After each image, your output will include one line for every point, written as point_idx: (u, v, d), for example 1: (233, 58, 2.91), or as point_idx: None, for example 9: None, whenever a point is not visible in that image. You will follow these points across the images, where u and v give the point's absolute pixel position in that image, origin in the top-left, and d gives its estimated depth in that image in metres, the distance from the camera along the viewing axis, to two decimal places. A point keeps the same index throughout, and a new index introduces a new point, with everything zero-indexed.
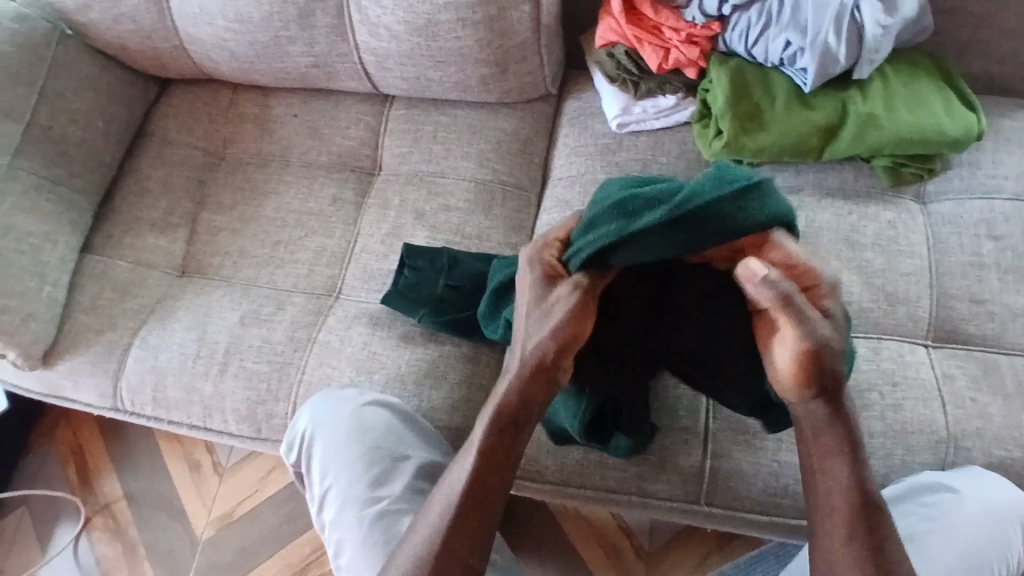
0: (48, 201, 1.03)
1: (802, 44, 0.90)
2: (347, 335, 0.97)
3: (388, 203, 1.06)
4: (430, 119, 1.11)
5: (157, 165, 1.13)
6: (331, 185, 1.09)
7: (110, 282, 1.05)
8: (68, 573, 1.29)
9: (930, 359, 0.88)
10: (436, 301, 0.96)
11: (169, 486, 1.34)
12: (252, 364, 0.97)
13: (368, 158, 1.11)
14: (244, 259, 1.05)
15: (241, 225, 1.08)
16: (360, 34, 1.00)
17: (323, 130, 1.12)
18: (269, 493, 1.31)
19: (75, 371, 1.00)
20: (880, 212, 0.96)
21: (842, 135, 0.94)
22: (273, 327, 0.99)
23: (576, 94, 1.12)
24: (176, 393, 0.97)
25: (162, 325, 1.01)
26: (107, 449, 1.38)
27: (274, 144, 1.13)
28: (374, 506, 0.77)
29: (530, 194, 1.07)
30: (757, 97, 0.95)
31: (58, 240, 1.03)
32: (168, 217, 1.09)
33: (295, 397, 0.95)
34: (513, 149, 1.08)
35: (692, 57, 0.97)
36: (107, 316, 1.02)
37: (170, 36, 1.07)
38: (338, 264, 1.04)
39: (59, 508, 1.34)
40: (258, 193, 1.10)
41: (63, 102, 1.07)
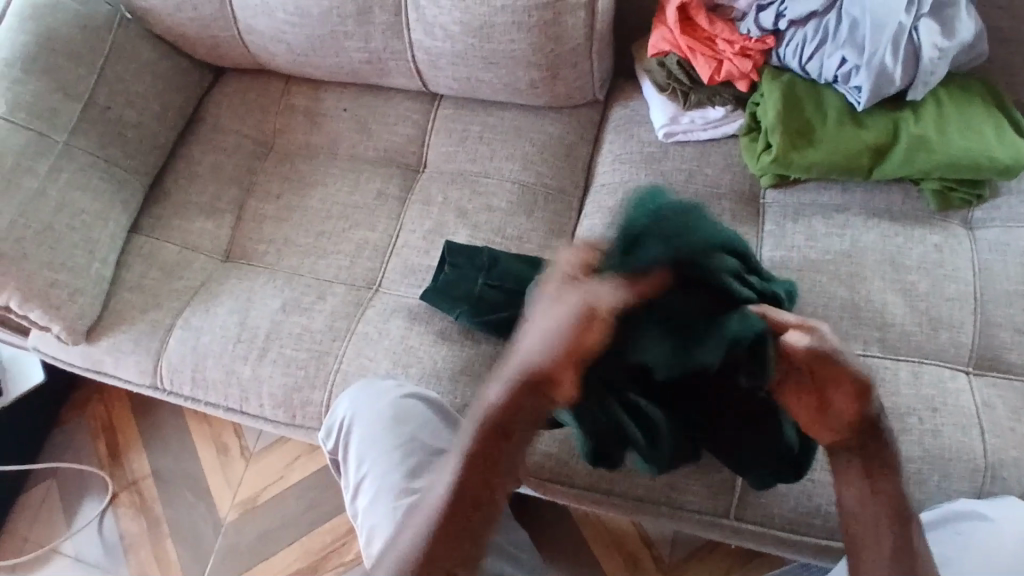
0: (101, 179, 1.06)
1: (859, 62, 0.89)
2: (385, 327, 0.98)
3: (432, 200, 1.07)
4: (477, 119, 1.12)
5: (207, 151, 1.16)
6: (376, 180, 1.10)
7: (156, 262, 1.07)
8: (92, 546, 1.31)
9: (971, 386, 0.87)
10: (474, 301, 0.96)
11: (196, 468, 1.36)
12: (290, 350, 0.98)
13: (414, 155, 1.12)
14: (288, 247, 1.07)
15: (286, 214, 1.09)
16: (415, 32, 1.02)
17: (372, 125, 1.14)
18: (293, 481, 1.32)
19: (118, 347, 1.02)
20: (926, 235, 0.95)
21: (892, 156, 0.93)
22: (313, 316, 1.00)
23: (623, 102, 1.12)
24: (215, 375, 0.99)
25: (205, 307, 1.03)
26: (137, 426, 1.41)
27: (322, 136, 1.15)
28: (407, 496, 0.79)
29: (572, 199, 1.08)
30: (808, 114, 0.95)
31: (108, 219, 1.05)
32: (215, 202, 1.12)
33: (331, 386, 0.96)
34: (558, 153, 1.09)
35: (745, 70, 0.97)
36: (152, 295, 1.04)
37: (228, 26, 1.10)
38: (380, 257, 1.05)
39: (88, 482, 1.37)
40: (304, 184, 1.11)
41: (121, 85, 1.10)
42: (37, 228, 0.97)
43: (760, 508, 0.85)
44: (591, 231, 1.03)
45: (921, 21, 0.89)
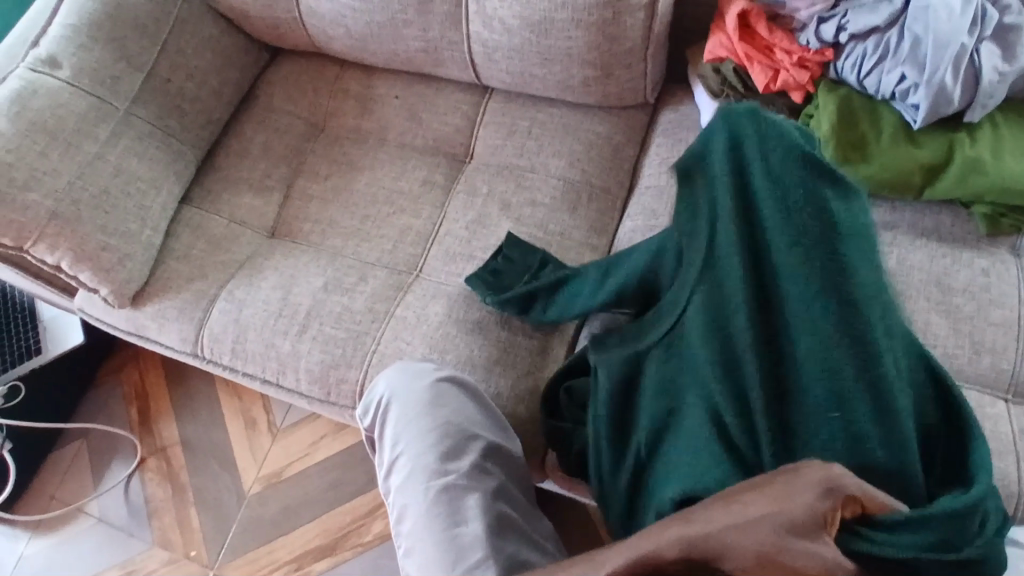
0: (157, 149, 1.08)
1: (917, 80, 0.89)
2: (424, 312, 1.00)
3: (477, 191, 1.09)
4: (526, 115, 1.13)
5: (259, 129, 1.18)
6: (423, 167, 1.11)
7: (203, 234, 1.09)
8: (118, 508, 1.34)
9: (1010, 414, 0.86)
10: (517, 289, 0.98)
11: (223, 439, 1.38)
12: (330, 329, 1.00)
13: (461, 146, 1.14)
14: (332, 228, 1.09)
15: (332, 195, 1.11)
16: (474, 24, 1.03)
17: (422, 114, 1.15)
18: (317, 459, 1.34)
19: (162, 314, 1.05)
20: (973, 258, 0.94)
21: (945, 176, 0.93)
22: (354, 296, 1.02)
23: (673, 107, 1.12)
24: (255, 347, 1.01)
25: (249, 280, 1.05)
26: (169, 394, 1.44)
27: (373, 122, 1.17)
28: (440, 477, 0.80)
29: (616, 199, 1.08)
30: (863, 128, 0.94)
31: (161, 188, 1.08)
32: (264, 179, 1.14)
33: (367, 366, 0.97)
34: (605, 153, 1.09)
35: (801, 80, 0.96)
36: (198, 265, 1.07)
37: (290, 8, 1.12)
38: (422, 244, 1.06)
39: (118, 445, 1.40)
40: (352, 167, 1.13)
41: (182, 58, 1.12)
42: (94, 191, 1.00)
43: None
44: (634, 232, 1.03)
45: (983, 43, 0.88)
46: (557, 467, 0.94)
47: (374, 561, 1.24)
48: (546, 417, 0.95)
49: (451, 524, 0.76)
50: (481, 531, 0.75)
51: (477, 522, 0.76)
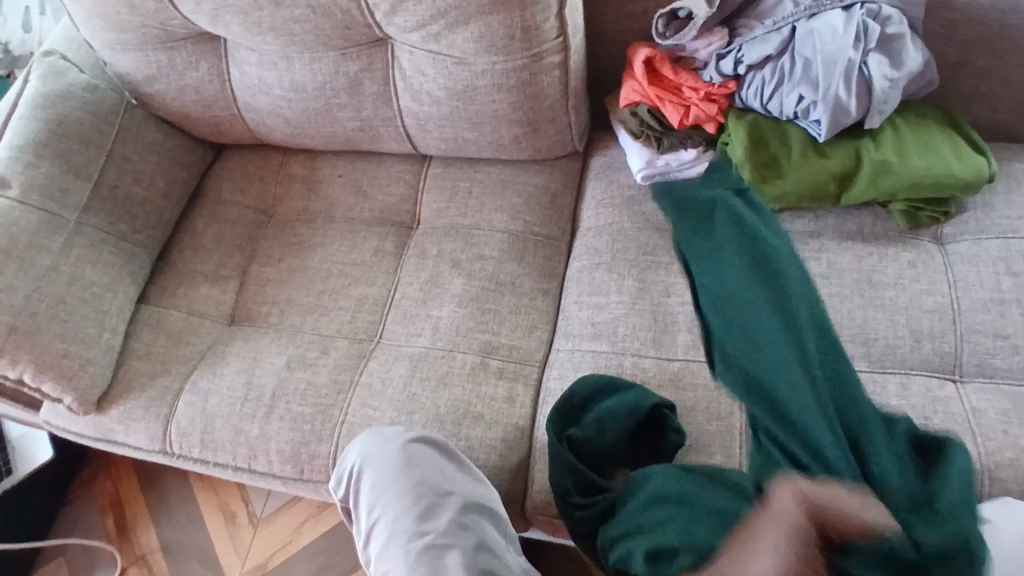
0: (111, 254, 1.11)
1: (814, 98, 0.96)
2: (388, 376, 1.01)
3: (427, 253, 1.12)
4: (466, 176, 1.18)
5: (210, 223, 1.22)
6: (373, 238, 1.15)
7: (164, 330, 1.11)
8: None
9: (959, 393, 0.90)
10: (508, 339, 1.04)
11: (205, 537, 1.36)
12: (297, 406, 1.01)
13: (407, 213, 1.18)
14: (291, 307, 1.11)
15: (288, 276, 1.14)
16: (404, 99, 1.09)
17: (366, 187, 1.20)
18: (303, 543, 1.32)
19: (128, 415, 1.05)
20: (898, 253, 1.00)
21: (857, 180, 0.99)
22: (318, 371, 1.03)
23: (602, 151, 1.19)
24: (224, 435, 1.01)
25: (212, 369, 1.06)
26: (145, 500, 1.41)
27: (320, 201, 1.21)
28: (419, 538, 0.80)
29: (561, 244, 1.13)
30: (773, 147, 1.01)
31: (118, 291, 1.10)
32: (220, 270, 1.17)
33: (338, 437, 0.98)
34: (544, 202, 1.15)
35: (711, 113, 1.05)
36: (161, 361, 1.08)
37: (229, 105, 1.17)
38: (379, 311, 1.09)
39: (96, 559, 1.36)
40: (305, 247, 1.17)
41: (129, 164, 1.17)
42: (51, 302, 1.02)
43: None
44: (581, 272, 1.07)
45: (870, 55, 0.95)
46: (538, 512, 0.95)
47: None
48: (520, 462, 0.96)
49: None
50: None
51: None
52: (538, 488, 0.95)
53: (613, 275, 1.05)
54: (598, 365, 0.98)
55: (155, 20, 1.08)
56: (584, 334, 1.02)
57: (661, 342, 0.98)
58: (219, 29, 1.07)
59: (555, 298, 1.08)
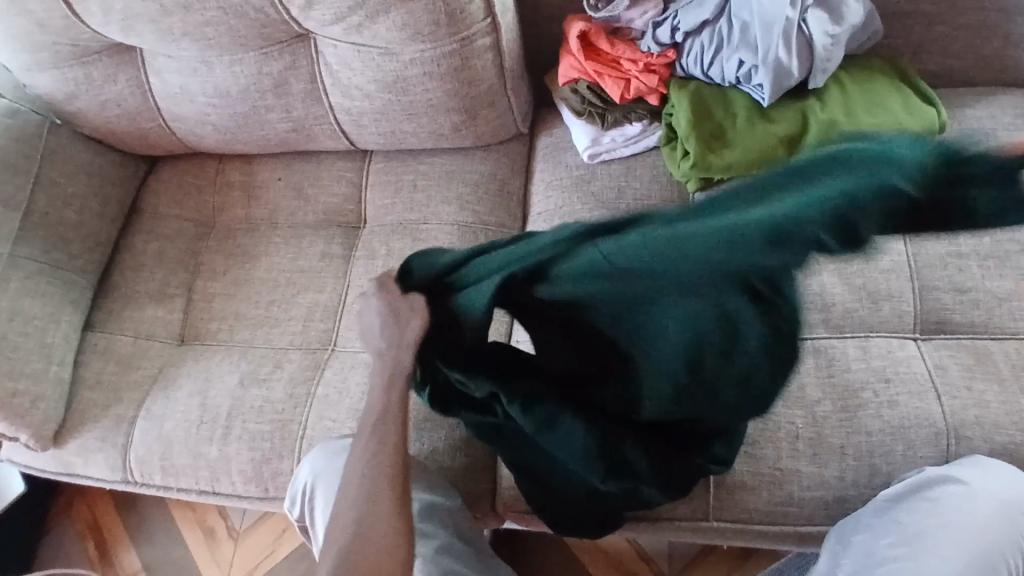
0: (49, 284, 1.07)
1: (755, 61, 0.94)
2: (345, 385, 0.99)
3: (376, 253, 1.09)
4: (409, 169, 1.15)
5: (151, 240, 1.17)
6: (319, 242, 1.12)
7: (114, 357, 1.08)
8: None
9: (920, 352, 0.90)
10: None
11: (186, 554, 1.35)
12: (255, 424, 0.98)
13: (353, 213, 1.15)
14: (241, 320, 1.08)
15: (235, 289, 1.11)
16: (334, 95, 1.05)
17: (307, 189, 1.16)
18: (286, 551, 1.31)
19: (85, 448, 1.02)
20: None
21: (806, 143, 0.97)
22: (273, 386, 1.01)
23: (548, 131, 1.15)
24: (184, 460, 0.99)
25: (166, 393, 1.03)
26: (123, 522, 1.39)
27: (262, 207, 1.17)
28: None
29: (514, 230, 1.10)
30: (719, 117, 0.98)
31: (60, 321, 1.06)
32: (165, 288, 1.13)
33: (299, 452, 0.96)
34: (492, 189, 1.11)
35: (652, 84, 1.01)
36: (113, 390, 1.05)
37: (154, 116, 1.13)
38: (332, 317, 1.06)
39: None
40: (249, 257, 1.13)
41: (57, 187, 1.11)
42: None
43: (736, 506, 0.86)
44: None
45: (808, 12, 0.92)
46: (508, 508, 0.93)
47: None
48: (485, 460, 0.94)
49: None
50: None
51: None
52: (508, 484, 0.93)
53: None
54: None
55: (64, 36, 1.03)
56: None
57: None
58: (131, 39, 1.02)
59: None
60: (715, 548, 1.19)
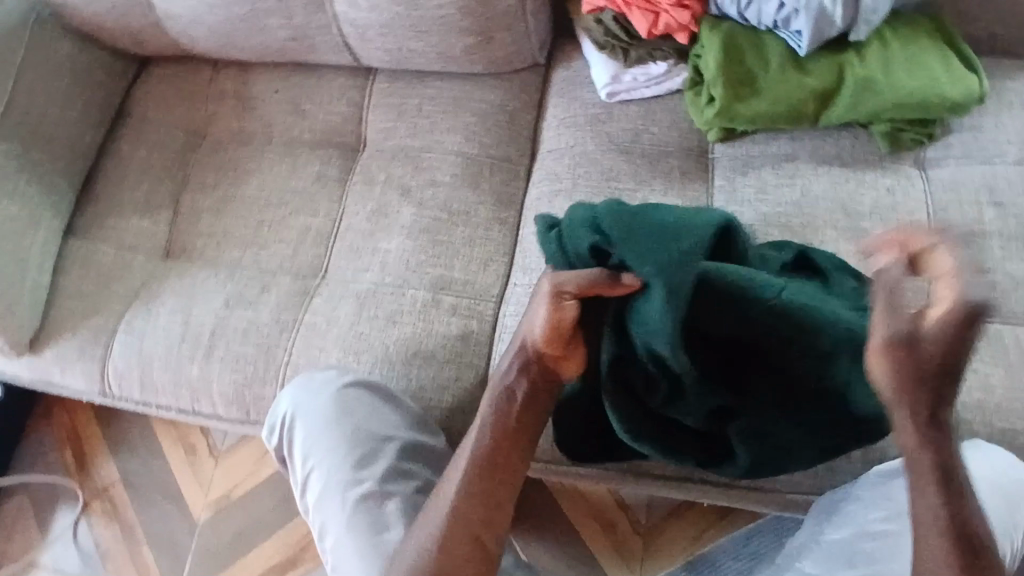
0: (29, 183, 1.01)
1: (796, 6, 0.88)
2: (334, 314, 0.96)
3: (374, 179, 1.04)
4: (415, 92, 1.08)
5: (138, 147, 1.11)
6: (315, 163, 1.06)
7: (95, 267, 1.04)
8: (67, 556, 1.30)
9: None
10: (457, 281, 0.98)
11: (166, 468, 1.34)
12: (238, 346, 0.95)
13: (352, 134, 1.08)
14: (230, 240, 1.03)
15: (224, 205, 1.06)
16: (339, 4, 0.98)
17: (305, 105, 1.10)
18: (267, 474, 1.31)
19: (63, 356, 0.99)
20: (878, 179, 0.93)
21: (838, 100, 0.91)
22: (259, 309, 0.97)
23: (565, 63, 1.08)
24: (163, 378, 0.96)
25: (147, 308, 1.00)
26: (103, 432, 1.38)
27: (256, 121, 1.10)
28: (357, 488, 0.77)
29: (520, 167, 1.05)
30: (750, 63, 0.92)
31: (39, 225, 1.01)
32: (150, 198, 1.08)
33: (282, 379, 0.94)
34: (501, 122, 1.05)
35: (683, 21, 0.95)
36: (93, 300, 1.01)
37: (145, 12, 1.05)
38: (324, 243, 1.02)
39: (58, 492, 1.35)
40: (241, 172, 1.07)
41: (40, 82, 1.05)
42: None
43: None
44: (539, 201, 1.00)
45: None
46: None
47: None
48: (474, 402, 0.92)
49: (375, 534, 0.74)
50: (405, 537, 0.74)
51: (400, 528, 0.75)
52: None
53: (574, 205, 0.98)
54: None
55: None
56: (542, 269, 0.96)
57: None
58: None
59: (512, 228, 1.02)
60: (694, 505, 1.19)
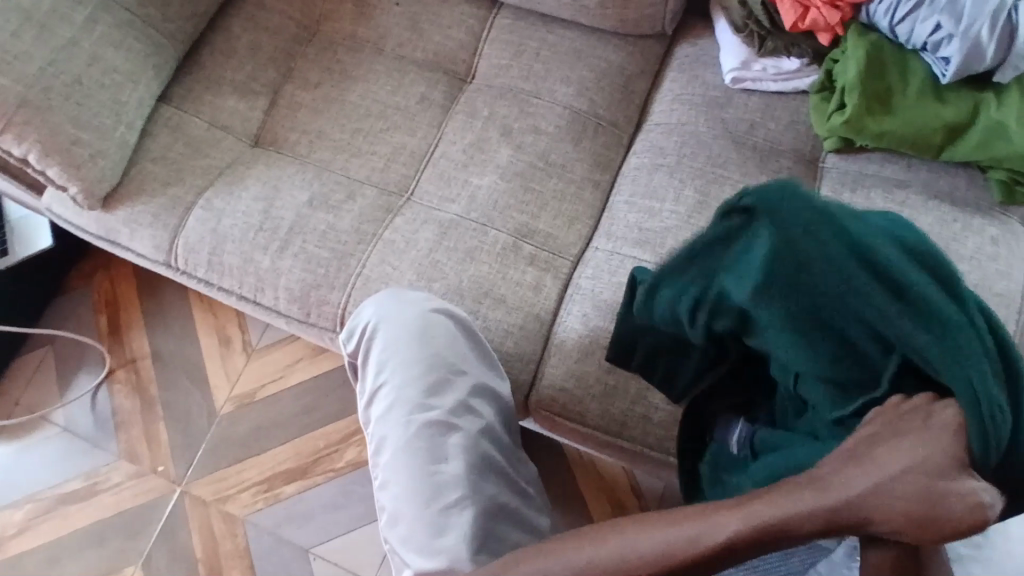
0: (136, 39, 1.00)
1: (953, 31, 0.85)
2: (413, 237, 0.95)
3: (477, 113, 1.02)
4: (536, 35, 1.06)
5: (247, 28, 1.10)
6: (421, 84, 1.04)
7: (183, 137, 1.03)
8: (83, 417, 1.31)
9: None
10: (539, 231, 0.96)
11: (197, 354, 1.35)
12: (314, 247, 0.95)
13: (464, 64, 1.07)
14: (322, 141, 1.02)
15: (322, 105, 1.04)
16: None
17: (423, 24, 1.08)
18: (294, 382, 1.31)
19: (135, 218, 0.99)
20: (985, 226, 0.91)
21: (967, 138, 0.89)
22: (341, 215, 0.96)
23: (691, 41, 1.07)
24: (232, 261, 0.96)
25: (229, 189, 0.99)
26: (142, 305, 1.38)
27: (370, 29, 1.09)
28: (423, 413, 0.76)
29: (623, 134, 1.03)
30: (890, 79, 0.90)
31: (139, 82, 1.00)
32: (250, 83, 1.06)
33: (350, 289, 0.93)
34: (616, 84, 1.03)
35: (831, 22, 0.92)
36: (175, 169, 1.00)
37: None
38: (415, 165, 1.00)
39: (86, 353, 1.35)
40: (346, 77, 1.06)
41: None
42: (66, 79, 0.93)
43: None
44: (638, 171, 0.99)
45: None
46: (540, 407, 0.90)
47: (346, 487, 1.23)
48: (532, 355, 0.90)
49: (432, 460, 0.73)
50: (461, 472, 0.73)
51: (458, 462, 0.74)
52: (546, 384, 0.89)
53: (673, 181, 0.96)
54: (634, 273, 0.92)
55: None
56: (628, 239, 0.94)
57: None
58: None
59: (604, 192, 1.00)
60: None
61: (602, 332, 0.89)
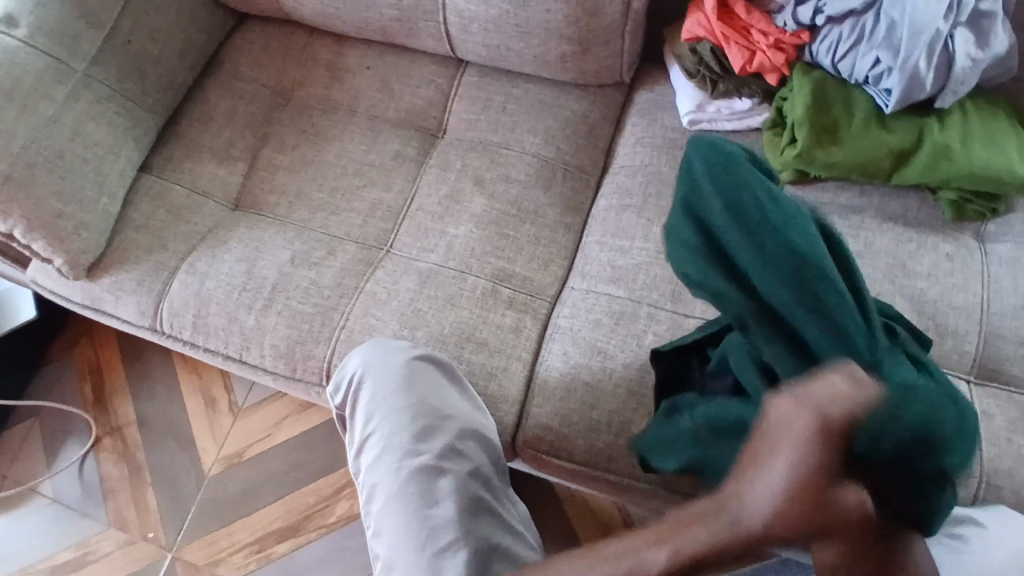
0: (117, 113, 1.04)
1: (892, 64, 0.91)
2: (394, 288, 0.97)
3: (449, 165, 1.07)
4: (502, 90, 1.11)
5: (224, 97, 1.14)
6: (395, 140, 1.09)
7: (165, 204, 1.05)
8: (70, 488, 1.30)
9: (969, 394, 0.87)
10: (516, 274, 0.99)
11: (183, 417, 1.35)
12: (297, 303, 0.97)
13: (434, 120, 1.11)
14: (300, 200, 1.06)
15: (300, 166, 1.08)
16: None
17: (394, 85, 1.13)
18: (282, 439, 1.31)
19: (119, 286, 1.01)
20: (938, 243, 0.95)
21: (914, 161, 0.94)
22: (322, 271, 0.99)
23: (649, 87, 1.12)
24: (217, 321, 0.98)
25: (212, 252, 1.01)
26: (126, 371, 1.39)
27: (343, 92, 1.13)
28: (413, 458, 0.78)
29: (591, 178, 1.07)
30: (836, 112, 0.96)
31: (120, 154, 1.03)
32: (229, 149, 1.10)
33: (335, 342, 0.95)
34: (581, 131, 1.08)
35: (777, 63, 0.98)
36: (158, 236, 1.03)
37: None
38: (393, 219, 1.04)
39: (71, 424, 1.35)
40: (322, 138, 1.10)
41: (146, 18, 1.09)
42: (49, 155, 0.96)
43: None
44: (607, 212, 1.03)
45: (958, 29, 0.89)
46: (528, 446, 0.91)
47: (338, 541, 1.23)
48: (516, 395, 0.92)
49: (423, 505, 0.75)
50: (452, 515, 0.74)
51: (449, 504, 0.75)
52: (532, 423, 0.91)
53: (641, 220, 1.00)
54: (610, 310, 0.95)
55: None
56: (602, 277, 0.98)
57: (680, 298, 0.94)
58: None
59: (576, 234, 1.03)
60: None
61: (583, 369, 0.91)
